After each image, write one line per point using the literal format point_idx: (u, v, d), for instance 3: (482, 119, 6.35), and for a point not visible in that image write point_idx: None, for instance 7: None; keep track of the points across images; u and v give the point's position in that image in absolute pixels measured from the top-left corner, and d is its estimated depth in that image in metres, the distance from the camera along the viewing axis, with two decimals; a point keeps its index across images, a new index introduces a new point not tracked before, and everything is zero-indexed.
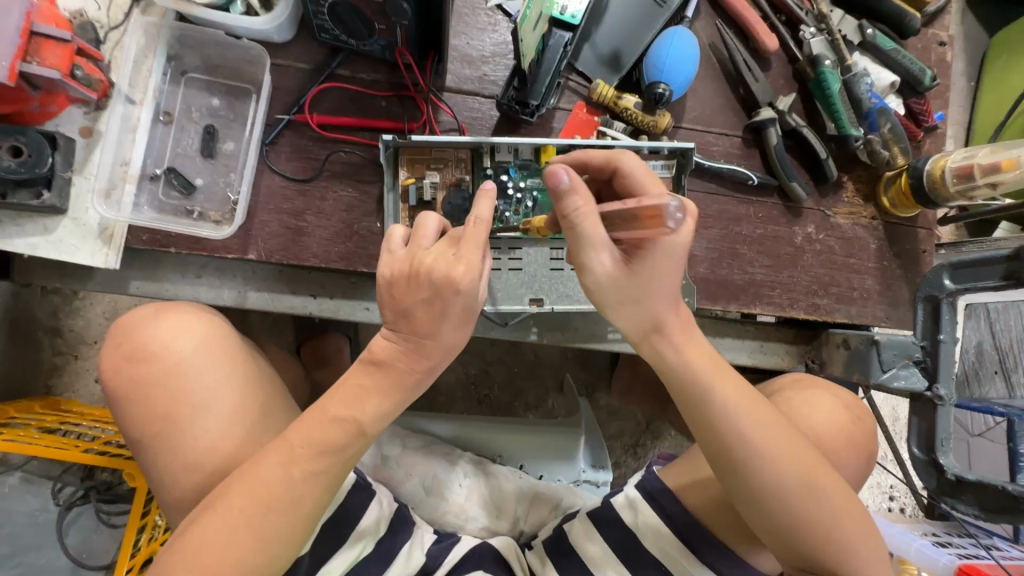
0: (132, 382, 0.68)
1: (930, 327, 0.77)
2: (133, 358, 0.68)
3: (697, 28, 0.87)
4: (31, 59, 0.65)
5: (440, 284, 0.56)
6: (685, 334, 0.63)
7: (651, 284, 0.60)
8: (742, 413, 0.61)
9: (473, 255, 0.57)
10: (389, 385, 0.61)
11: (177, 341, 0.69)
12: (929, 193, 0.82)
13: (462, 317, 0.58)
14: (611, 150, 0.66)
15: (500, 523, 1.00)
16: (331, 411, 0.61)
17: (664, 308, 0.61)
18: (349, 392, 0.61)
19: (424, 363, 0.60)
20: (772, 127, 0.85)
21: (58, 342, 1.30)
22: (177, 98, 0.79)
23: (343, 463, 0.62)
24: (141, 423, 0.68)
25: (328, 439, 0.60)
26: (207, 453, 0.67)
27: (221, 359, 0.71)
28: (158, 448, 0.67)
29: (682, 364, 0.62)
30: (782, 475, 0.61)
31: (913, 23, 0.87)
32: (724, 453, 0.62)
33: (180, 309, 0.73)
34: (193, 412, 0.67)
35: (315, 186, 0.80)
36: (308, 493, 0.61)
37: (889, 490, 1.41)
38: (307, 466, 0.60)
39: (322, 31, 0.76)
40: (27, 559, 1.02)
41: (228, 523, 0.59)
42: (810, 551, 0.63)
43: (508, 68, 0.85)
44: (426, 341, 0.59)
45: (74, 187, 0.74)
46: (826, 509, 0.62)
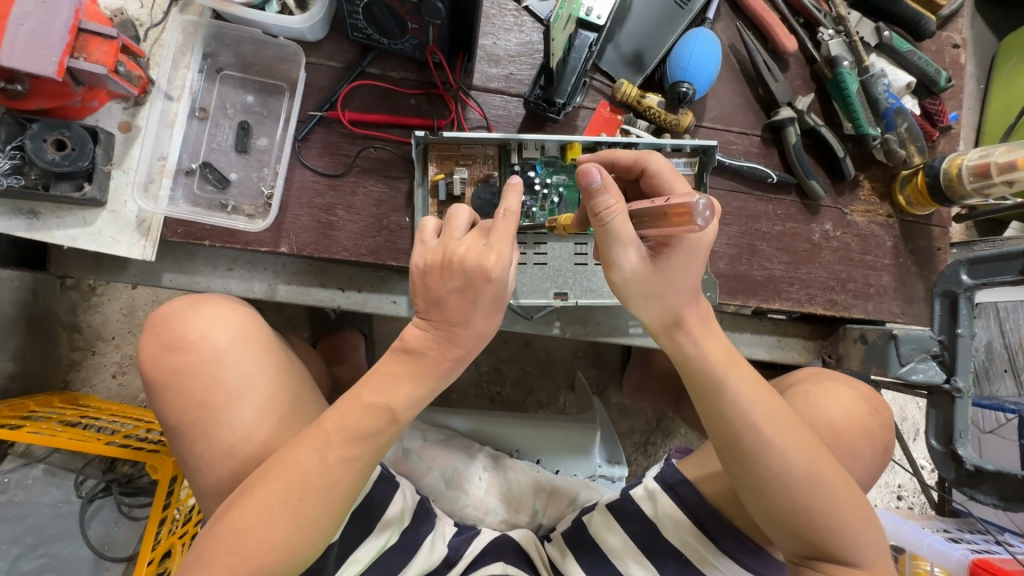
0: (169, 370, 0.68)
1: (948, 322, 0.79)
2: (172, 347, 0.69)
3: (717, 30, 0.90)
4: (79, 54, 0.67)
5: (472, 274, 0.56)
6: (702, 325, 0.65)
7: (676, 279, 0.62)
8: (755, 403, 0.62)
9: (502, 245, 0.57)
10: (423, 373, 0.60)
11: (213, 331, 0.69)
12: (947, 192, 0.83)
13: (493, 304, 0.58)
14: (638, 151, 0.67)
15: (519, 516, 1.01)
16: (364, 398, 0.60)
17: (685, 299, 0.63)
18: (381, 379, 0.60)
19: (455, 352, 0.60)
20: (791, 126, 0.87)
21: (76, 338, 1.31)
22: (212, 94, 0.81)
23: (374, 451, 0.60)
24: (178, 411, 0.68)
25: (360, 426, 0.59)
26: (242, 441, 0.66)
27: (255, 350, 0.70)
28: (194, 435, 0.67)
29: (699, 356, 0.63)
30: (792, 469, 0.61)
31: (928, 26, 0.89)
32: (733, 442, 0.62)
33: (213, 300, 0.73)
34: (229, 401, 0.67)
35: (345, 181, 0.81)
36: (341, 480, 0.59)
37: (898, 489, 1.43)
38: (339, 453, 0.59)
39: (355, 30, 0.78)
40: (51, 550, 1.03)
41: (265, 507, 0.58)
42: (818, 543, 0.63)
43: (533, 67, 0.87)
44: (458, 329, 0.59)
45: (114, 180, 0.76)
46: (834, 503, 0.62)
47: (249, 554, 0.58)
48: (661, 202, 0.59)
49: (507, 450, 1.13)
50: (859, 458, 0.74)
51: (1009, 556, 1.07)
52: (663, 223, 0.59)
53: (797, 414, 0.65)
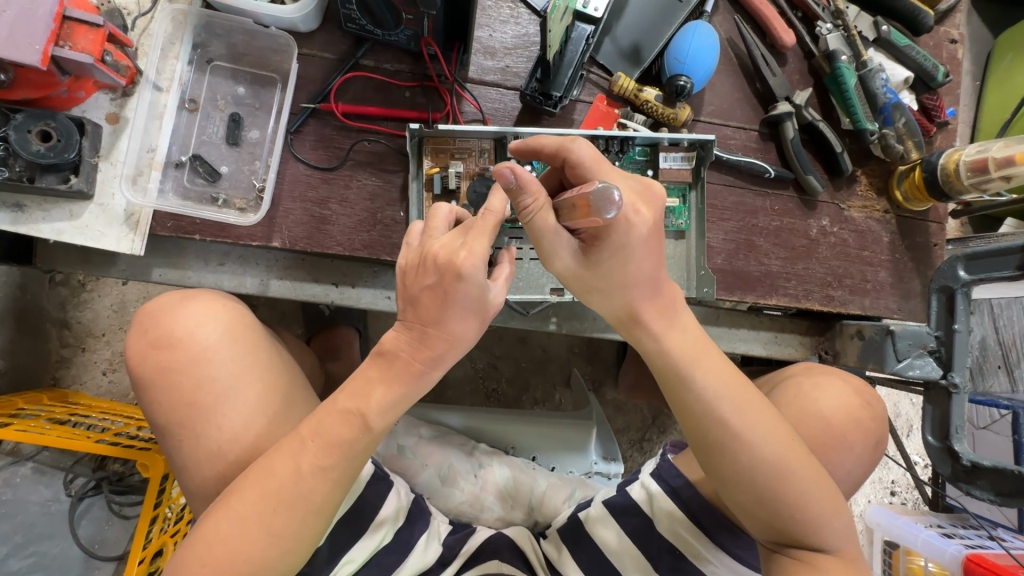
0: (157, 368, 0.67)
1: (945, 318, 0.79)
2: (160, 345, 0.67)
3: (715, 23, 0.89)
4: (64, 43, 0.65)
5: (444, 269, 0.53)
6: (665, 320, 0.62)
7: (623, 274, 0.59)
8: (723, 395, 0.61)
9: (478, 241, 0.54)
10: (395, 377, 0.58)
11: (202, 328, 0.68)
12: (945, 188, 0.83)
13: (473, 309, 0.55)
14: (557, 138, 0.59)
15: (515, 513, 1.01)
16: (340, 404, 0.58)
17: (637, 292, 0.60)
18: (356, 384, 0.58)
19: (427, 354, 0.57)
20: (789, 120, 0.86)
21: (66, 334, 1.30)
22: (202, 86, 0.80)
23: (349, 460, 0.58)
24: (166, 410, 0.66)
25: (334, 432, 0.58)
26: (231, 443, 0.65)
27: (245, 348, 0.69)
28: (183, 435, 0.66)
29: (665, 351, 0.62)
30: (759, 462, 0.60)
31: (926, 21, 0.88)
32: (702, 435, 0.61)
33: (201, 296, 0.72)
34: (220, 400, 0.66)
35: (339, 174, 0.80)
36: (315, 490, 0.58)
37: (891, 485, 1.44)
38: (314, 460, 0.57)
39: (348, 20, 0.77)
40: (41, 549, 1.01)
41: (241, 516, 0.57)
42: (791, 532, 0.62)
43: (530, 59, 0.85)
44: (431, 330, 0.56)
45: (101, 172, 0.74)
46: (802, 497, 0.60)
47: (224, 563, 0.56)
48: (573, 192, 0.55)
49: (503, 447, 1.13)
50: (849, 451, 0.74)
51: (1003, 551, 1.07)
52: (575, 215, 0.56)
53: (771, 406, 0.63)
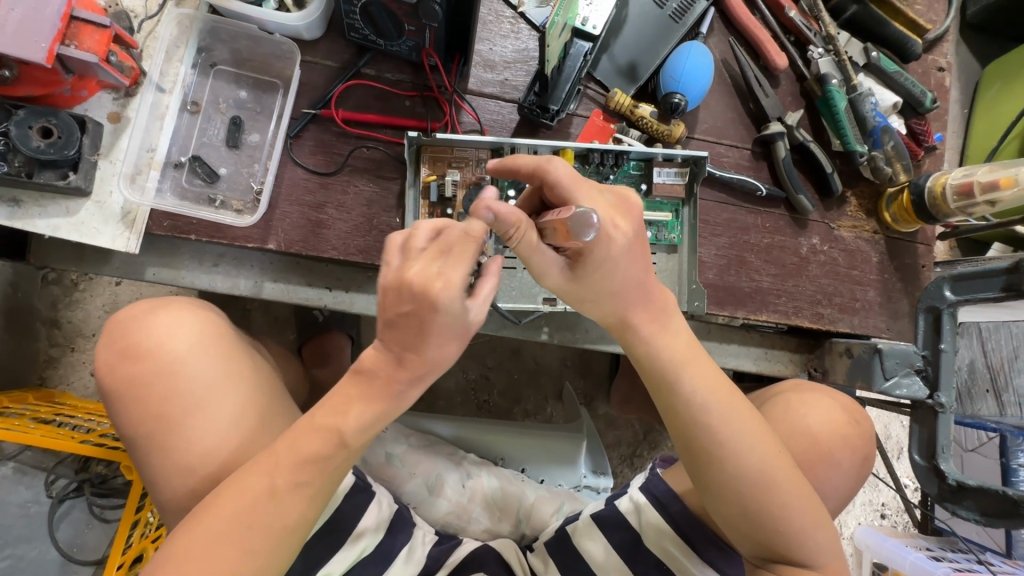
0: (126, 381, 0.66)
1: (931, 338, 0.80)
2: (130, 356, 0.66)
3: (710, 45, 0.91)
4: (70, 42, 0.66)
5: (420, 298, 0.47)
6: (656, 324, 0.62)
7: (608, 279, 0.58)
8: (711, 401, 0.61)
9: (455, 269, 0.48)
10: (374, 396, 0.53)
11: (173, 339, 0.67)
12: (931, 211, 0.84)
13: (452, 333, 0.49)
14: (529, 161, 0.59)
15: (502, 525, 1.03)
16: (315, 420, 0.55)
17: (628, 299, 0.60)
18: (333, 401, 0.54)
19: (407, 376, 0.52)
20: (781, 140, 0.88)
21: (56, 333, 1.33)
22: (205, 89, 0.81)
23: (325, 476, 0.56)
24: (136, 422, 0.66)
25: (309, 449, 0.55)
26: (202, 458, 0.64)
27: (219, 360, 0.68)
28: (154, 447, 0.65)
29: (656, 353, 0.62)
30: (743, 470, 0.60)
31: (914, 49, 0.91)
32: (689, 441, 0.61)
33: (174, 305, 0.71)
34: (189, 415, 0.65)
35: (337, 179, 0.81)
36: (292, 509, 0.55)
37: (881, 508, 1.44)
38: (288, 476, 0.55)
39: (351, 30, 0.79)
40: (18, 551, 1.06)
41: (211, 540, 0.54)
42: (774, 544, 0.62)
43: (528, 73, 0.87)
44: (411, 355, 0.50)
45: (100, 171, 0.75)
46: (783, 509, 0.60)
47: None
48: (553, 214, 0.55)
49: (493, 458, 1.14)
50: (838, 467, 0.74)
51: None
52: (557, 236, 0.56)
53: (759, 415, 0.63)
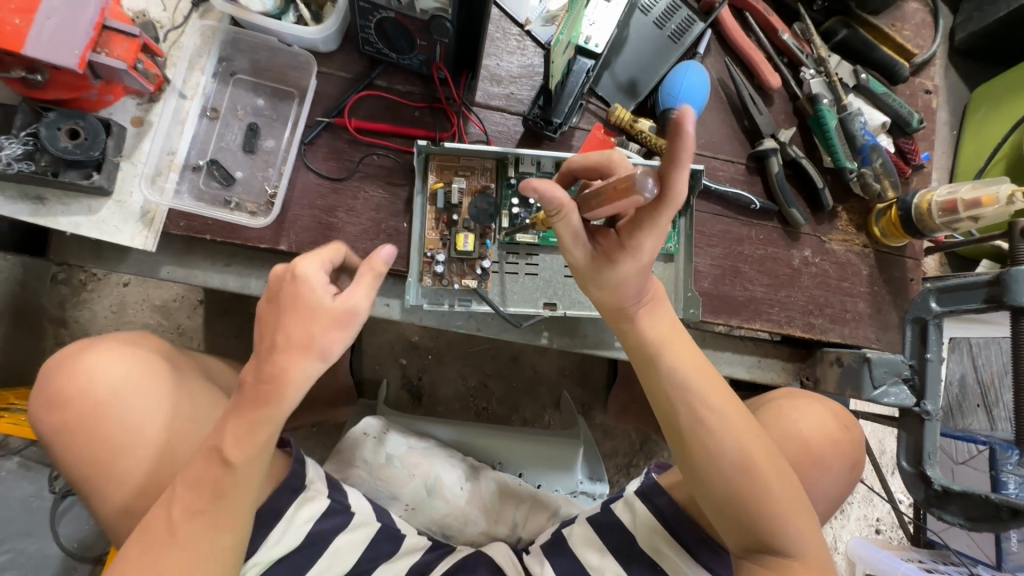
0: (55, 428, 0.69)
1: (918, 347, 0.83)
2: (59, 399, 0.69)
3: (707, 64, 0.95)
4: (101, 50, 0.70)
5: (276, 288, 0.60)
6: (647, 313, 0.67)
7: (619, 274, 0.62)
8: (695, 383, 0.64)
9: (309, 263, 0.60)
10: (259, 402, 0.58)
11: (101, 378, 0.69)
12: (918, 225, 0.88)
13: (326, 320, 0.58)
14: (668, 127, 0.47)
15: (498, 528, 1.04)
16: (219, 442, 0.58)
17: (630, 292, 0.64)
18: (234, 422, 0.58)
19: (288, 371, 0.58)
20: (774, 156, 0.92)
21: (62, 332, 1.36)
22: (225, 96, 0.85)
23: (234, 497, 0.59)
24: (72, 464, 0.68)
25: (211, 471, 0.58)
26: (137, 493, 0.67)
27: (143, 390, 0.70)
28: (91, 486, 0.68)
29: (644, 337, 0.66)
30: (724, 451, 0.63)
31: (902, 72, 0.96)
32: (672, 420, 0.65)
33: (100, 344, 0.72)
34: (115, 452, 0.67)
35: (347, 185, 0.84)
36: (196, 541, 0.57)
37: (875, 522, 1.45)
38: (184, 508, 0.57)
39: (365, 43, 0.83)
40: (19, 545, 1.07)
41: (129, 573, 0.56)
42: (755, 530, 0.63)
43: (533, 88, 0.91)
44: (279, 344, 0.58)
45: (121, 172, 0.78)
46: (763, 491, 0.62)
47: None
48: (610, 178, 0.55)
49: (491, 462, 1.16)
50: (828, 471, 0.76)
51: None
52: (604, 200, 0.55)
53: (744, 406, 0.66)
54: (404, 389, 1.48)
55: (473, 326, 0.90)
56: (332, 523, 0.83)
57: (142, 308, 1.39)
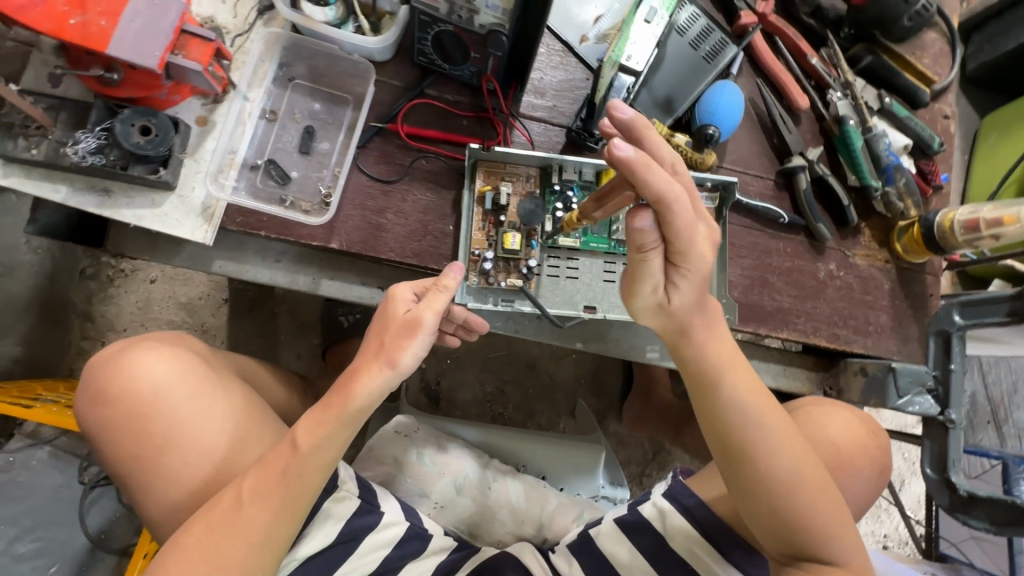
0: (102, 424, 0.68)
1: (942, 358, 0.86)
2: (101, 399, 0.68)
3: (740, 84, 1.00)
4: (179, 52, 0.74)
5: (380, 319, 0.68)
6: (708, 332, 0.66)
7: (675, 293, 0.62)
8: (750, 406, 0.66)
9: (406, 290, 0.69)
10: (340, 410, 0.65)
11: (144, 377, 0.68)
12: (940, 243, 0.92)
13: (403, 328, 0.66)
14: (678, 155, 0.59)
15: (524, 528, 1.05)
16: (298, 441, 0.65)
17: (690, 314, 0.64)
18: (310, 421, 0.65)
19: (380, 368, 0.65)
20: (802, 173, 0.96)
21: (88, 326, 1.38)
22: (283, 100, 0.88)
23: (295, 491, 0.65)
24: (115, 462, 0.68)
25: (280, 465, 0.64)
26: (180, 492, 0.67)
27: (190, 391, 0.69)
28: (134, 484, 0.68)
29: (705, 359, 0.66)
30: (776, 471, 0.65)
31: (923, 97, 1.01)
32: (726, 442, 0.66)
33: (143, 343, 0.71)
34: (161, 451, 0.67)
35: (397, 187, 0.88)
36: (258, 520, 0.64)
37: (884, 538, 1.47)
38: (252, 487, 0.64)
39: (420, 54, 0.87)
40: (48, 534, 1.08)
41: (191, 559, 0.62)
42: (800, 543, 0.66)
43: (575, 101, 0.95)
44: (386, 349, 0.66)
45: (185, 168, 0.81)
46: (811, 508, 0.65)
47: None
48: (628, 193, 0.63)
49: (515, 464, 1.18)
50: (858, 477, 0.79)
51: None
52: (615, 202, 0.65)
53: (795, 427, 0.68)
54: (422, 393, 1.50)
55: (511, 328, 0.94)
56: (373, 514, 0.85)
57: (167, 304, 1.41)
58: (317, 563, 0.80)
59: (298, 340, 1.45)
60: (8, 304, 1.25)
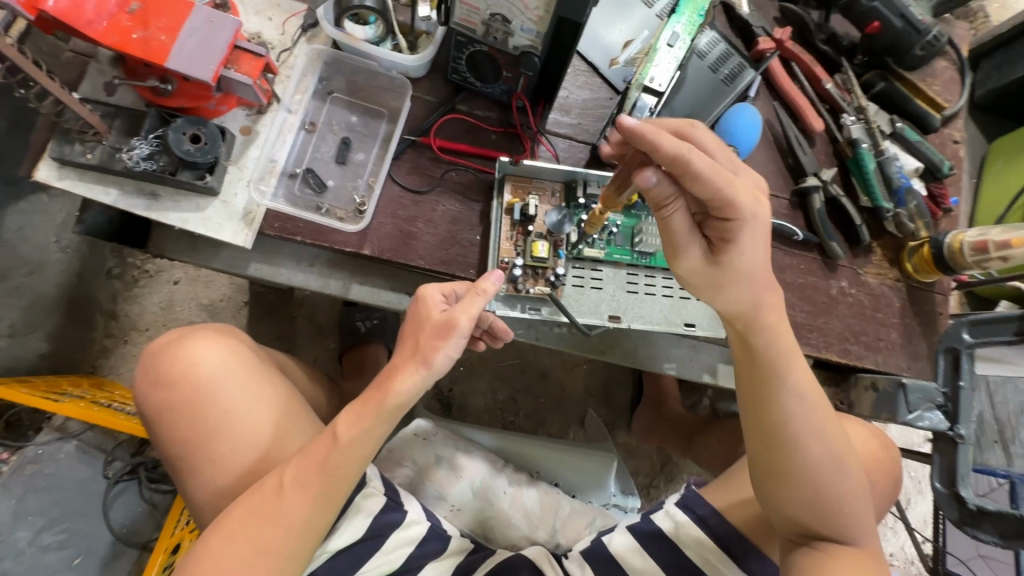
0: (160, 406, 0.77)
1: (951, 375, 0.88)
2: (162, 383, 0.78)
3: (757, 106, 1.04)
4: (231, 66, 0.79)
5: (422, 318, 0.71)
6: (776, 325, 0.68)
7: (740, 264, 0.65)
8: (809, 399, 0.68)
9: (433, 295, 0.72)
10: (377, 408, 0.70)
11: (200, 366, 0.77)
12: (949, 263, 0.95)
13: (438, 328, 0.69)
14: (681, 120, 0.65)
15: (538, 533, 1.08)
16: (339, 435, 0.70)
17: (760, 290, 0.66)
18: (351, 415, 0.70)
19: (416, 366, 0.69)
20: (817, 193, 1.00)
21: (113, 325, 1.42)
22: (321, 112, 0.93)
23: (327, 482, 0.70)
24: (171, 442, 0.77)
25: (320, 457, 0.70)
26: (223, 474, 0.75)
27: (240, 381, 0.78)
28: (184, 464, 0.77)
29: (770, 350, 0.67)
30: (822, 464, 0.68)
31: (934, 122, 1.05)
32: (781, 434, 0.68)
33: (198, 333, 0.81)
34: (211, 434, 0.75)
35: (427, 197, 0.91)
36: (298, 507, 0.69)
37: (889, 556, 1.48)
38: (295, 474, 0.70)
39: (454, 72, 0.92)
40: (73, 526, 1.10)
41: (231, 538, 0.69)
42: (831, 537, 0.69)
43: (599, 119, 0.99)
44: (425, 349, 0.69)
45: (228, 175, 0.85)
46: (849, 501, 0.69)
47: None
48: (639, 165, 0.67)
49: (529, 470, 1.20)
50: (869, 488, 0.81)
51: None
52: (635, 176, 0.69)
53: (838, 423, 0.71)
54: (435, 399, 1.53)
55: (532, 336, 1.00)
56: (397, 512, 0.88)
57: (189, 305, 1.45)
58: (342, 557, 0.83)
59: (315, 343, 1.48)
60: (37, 301, 1.26)
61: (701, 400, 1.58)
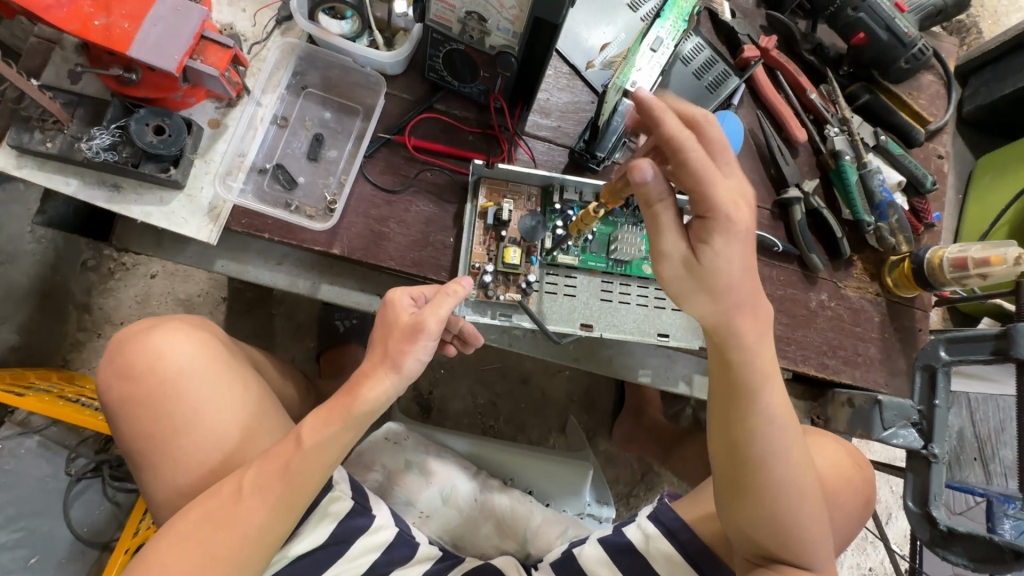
0: (124, 397, 0.74)
1: (927, 393, 0.88)
2: (124, 375, 0.75)
3: (740, 114, 1.03)
4: (197, 57, 0.78)
5: (389, 323, 0.68)
6: (759, 343, 0.65)
7: (724, 270, 0.61)
8: (781, 419, 0.66)
9: (401, 299, 0.70)
10: (339, 414, 0.67)
11: (167, 359, 0.75)
12: (929, 279, 0.94)
13: (404, 332, 0.67)
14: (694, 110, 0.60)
15: (508, 542, 1.05)
16: (302, 441, 0.67)
17: (737, 309, 0.63)
18: (316, 422, 0.68)
19: (382, 371, 0.67)
20: (797, 205, 0.98)
21: (86, 318, 1.36)
22: (295, 107, 0.91)
23: (288, 488, 0.68)
24: (131, 436, 0.75)
25: (282, 461, 0.67)
26: (185, 473, 0.73)
27: (210, 376, 0.75)
28: (143, 461, 0.74)
29: (747, 366, 0.64)
30: (787, 486, 0.66)
31: (918, 136, 1.04)
32: (749, 451, 0.66)
33: (167, 324, 0.78)
34: (175, 431, 0.73)
35: (400, 198, 0.89)
36: (255, 513, 0.67)
37: (868, 572, 1.47)
38: (254, 479, 0.67)
39: (431, 70, 0.90)
40: (31, 525, 1.07)
41: (181, 542, 0.66)
42: (787, 555, 0.69)
43: (579, 123, 0.98)
44: (394, 356, 0.67)
45: (194, 168, 0.83)
46: (809, 522, 0.67)
47: None
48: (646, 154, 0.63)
49: (504, 477, 1.18)
50: (841, 509, 0.80)
51: None
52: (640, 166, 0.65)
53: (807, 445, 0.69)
54: (413, 402, 1.50)
55: (506, 342, 0.98)
56: (363, 517, 0.86)
57: (165, 301, 1.40)
58: (302, 564, 0.80)
59: (294, 342, 1.45)
60: (9, 292, 1.31)
61: (683, 409, 1.56)
